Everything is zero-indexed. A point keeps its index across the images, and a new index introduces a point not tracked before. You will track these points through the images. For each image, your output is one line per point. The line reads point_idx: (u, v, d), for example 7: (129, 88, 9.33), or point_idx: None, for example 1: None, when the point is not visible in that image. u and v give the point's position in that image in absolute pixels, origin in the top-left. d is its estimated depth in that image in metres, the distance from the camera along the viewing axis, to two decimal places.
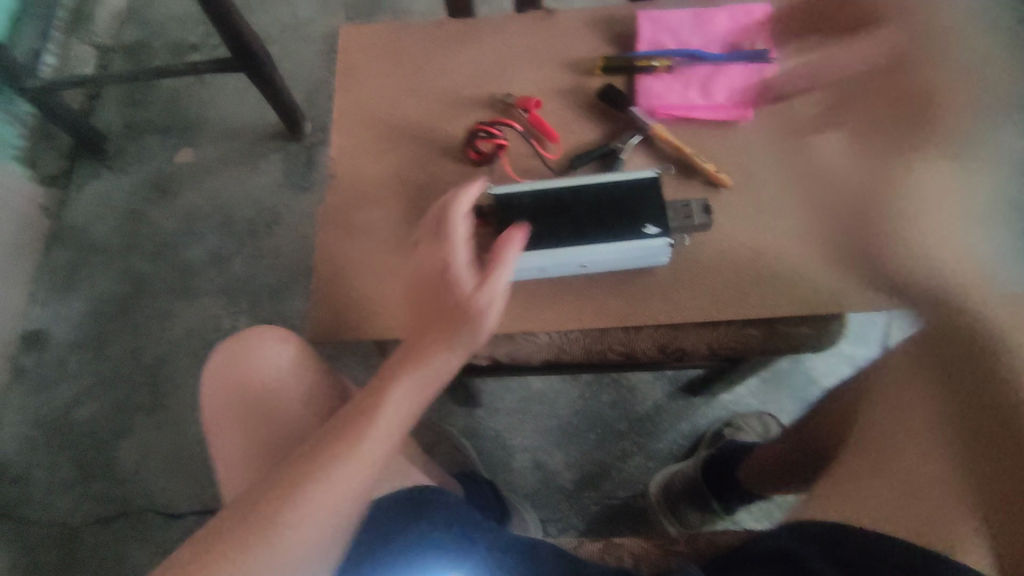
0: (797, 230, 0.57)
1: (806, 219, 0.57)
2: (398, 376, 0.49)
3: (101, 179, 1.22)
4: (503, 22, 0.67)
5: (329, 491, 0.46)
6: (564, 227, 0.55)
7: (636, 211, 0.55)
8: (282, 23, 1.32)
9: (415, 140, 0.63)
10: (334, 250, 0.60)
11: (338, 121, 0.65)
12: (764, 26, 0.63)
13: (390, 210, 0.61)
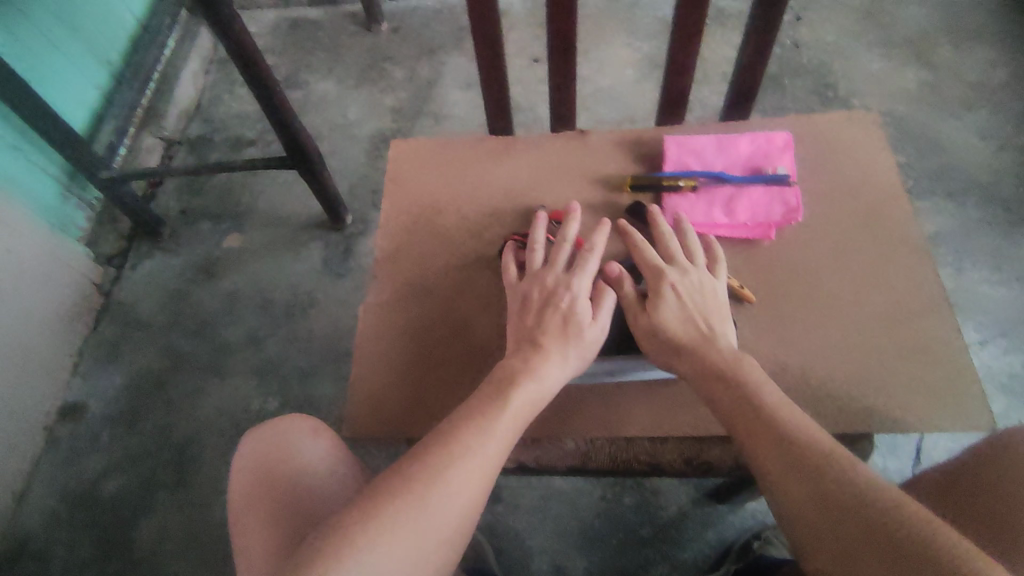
0: (821, 347, 0.58)
1: (829, 337, 0.59)
2: (479, 426, 0.51)
3: (154, 260, 1.30)
4: (540, 140, 0.73)
5: (411, 525, 0.46)
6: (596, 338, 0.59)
7: None
8: (333, 124, 1.44)
9: (454, 244, 0.68)
10: (373, 346, 0.63)
11: (383, 225, 0.70)
12: (783, 152, 0.68)
13: (427, 308, 0.65)
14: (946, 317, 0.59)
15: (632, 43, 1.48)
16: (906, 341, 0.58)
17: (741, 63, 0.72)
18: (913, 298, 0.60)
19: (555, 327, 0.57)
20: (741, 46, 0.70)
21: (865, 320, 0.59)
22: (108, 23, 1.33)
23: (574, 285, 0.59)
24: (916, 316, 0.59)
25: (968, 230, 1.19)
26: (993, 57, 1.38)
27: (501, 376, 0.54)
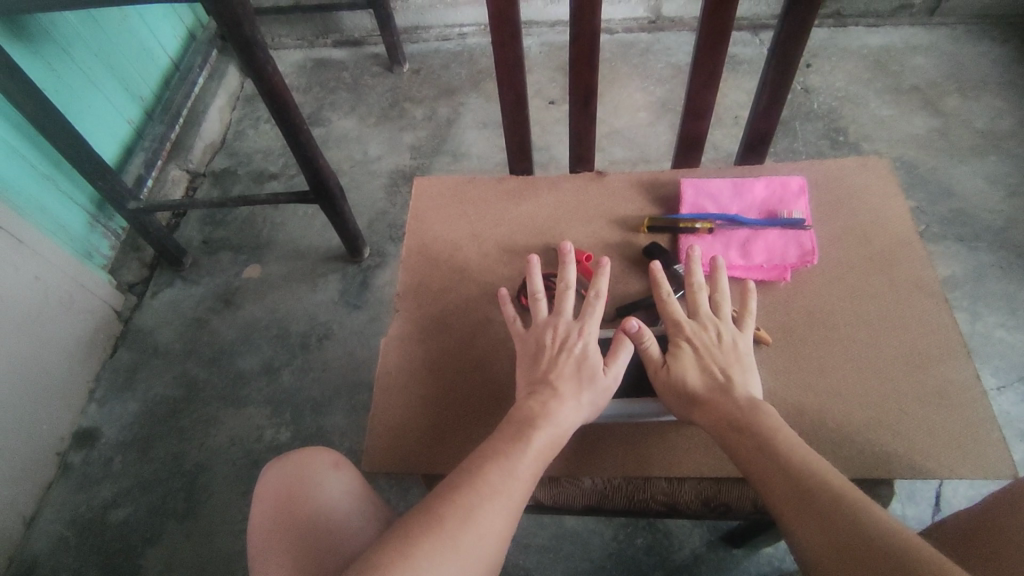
0: (838, 390, 0.59)
1: (847, 380, 0.59)
2: (501, 462, 0.52)
3: (174, 288, 1.32)
4: (559, 182, 0.75)
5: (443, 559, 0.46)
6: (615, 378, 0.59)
7: None
8: (353, 160, 1.48)
9: (475, 281, 0.69)
10: (393, 380, 0.64)
11: (405, 260, 0.72)
12: (798, 197, 0.69)
13: (446, 343, 0.66)
14: (965, 362, 0.59)
15: (646, 87, 1.52)
16: (924, 386, 0.58)
17: (756, 111, 0.75)
18: (930, 344, 0.60)
19: (569, 371, 0.57)
20: (756, 95, 0.73)
21: (883, 364, 0.60)
22: (143, 62, 1.39)
23: (585, 331, 0.60)
24: (933, 362, 0.59)
25: (982, 275, 1.19)
26: (1002, 106, 1.40)
27: (520, 417, 0.55)
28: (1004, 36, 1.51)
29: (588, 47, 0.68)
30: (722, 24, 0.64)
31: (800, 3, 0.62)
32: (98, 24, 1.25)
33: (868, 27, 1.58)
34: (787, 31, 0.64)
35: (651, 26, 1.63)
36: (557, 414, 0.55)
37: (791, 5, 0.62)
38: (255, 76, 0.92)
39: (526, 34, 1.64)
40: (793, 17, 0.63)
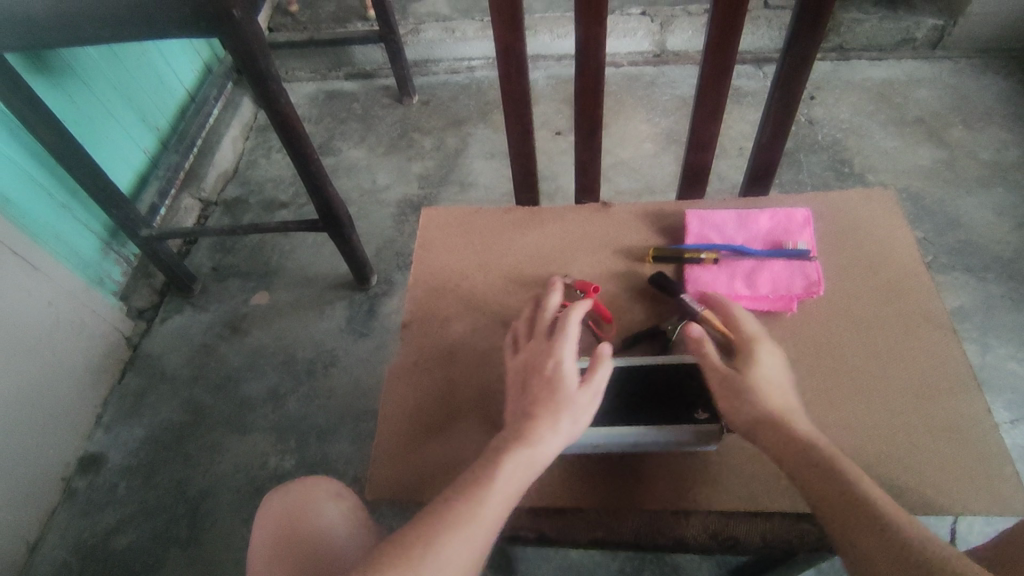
0: (846, 422, 0.58)
1: (855, 411, 0.58)
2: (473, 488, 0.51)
3: (184, 314, 1.33)
4: (564, 213, 0.76)
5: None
6: (618, 408, 0.60)
7: (688, 396, 0.60)
8: (362, 189, 1.50)
9: (480, 309, 0.70)
10: (397, 408, 0.64)
11: (412, 289, 0.72)
12: (803, 227, 0.69)
13: (447, 370, 0.66)
14: (975, 395, 0.58)
15: (652, 118, 1.54)
16: (934, 419, 0.57)
17: (759, 143, 0.76)
18: (939, 375, 0.60)
19: (543, 393, 0.56)
20: (759, 128, 0.74)
21: (891, 395, 0.59)
22: (159, 94, 1.42)
23: (560, 354, 0.57)
24: (942, 394, 0.59)
25: (991, 306, 1.18)
26: (1006, 138, 1.41)
27: (496, 447, 0.54)
28: (1007, 70, 1.53)
29: (593, 82, 0.69)
30: (724, 59, 0.65)
31: (801, 39, 0.63)
32: (118, 58, 1.29)
33: (871, 61, 1.61)
34: (789, 66, 0.66)
35: (656, 60, 1.66)
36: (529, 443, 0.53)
37: (792, 41, 0.63)
38: (268, 108, 0.94)
39: (534, 68, 1.68)
40: (794, 53, 0.64)
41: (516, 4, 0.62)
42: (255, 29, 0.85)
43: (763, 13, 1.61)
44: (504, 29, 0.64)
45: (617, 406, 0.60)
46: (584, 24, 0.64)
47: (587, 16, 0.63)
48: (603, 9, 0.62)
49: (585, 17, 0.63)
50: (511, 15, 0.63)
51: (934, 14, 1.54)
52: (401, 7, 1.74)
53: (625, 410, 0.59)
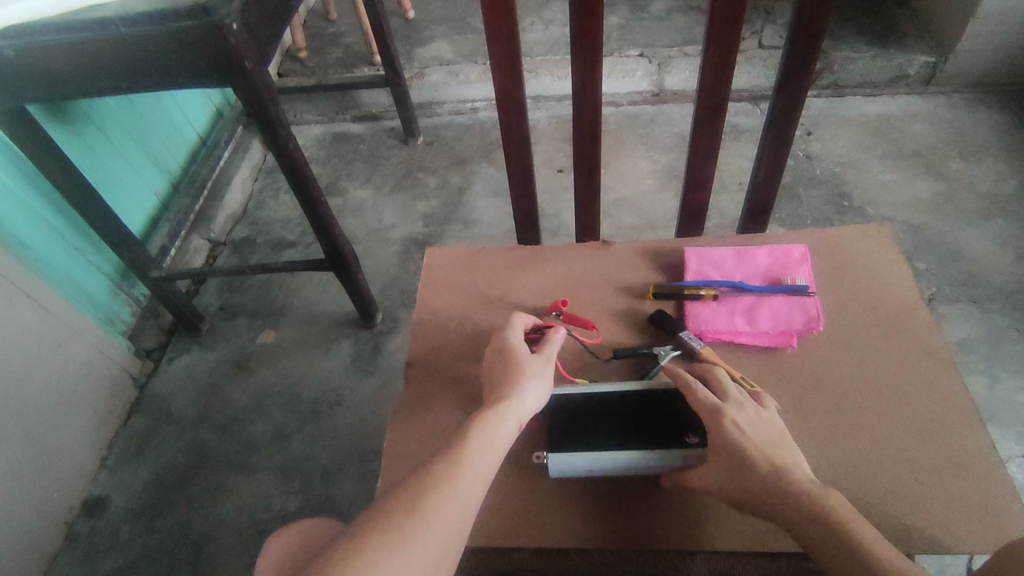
0: (853, 459, 0.58)
1: (859, 448, 0.58)
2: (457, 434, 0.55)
3: (191, 354, 1.35)
4: (565, 250, 0.78)
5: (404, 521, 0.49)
6: (610, 431, 0.60)
7: (678, 419, 0.61)
8: (368, 228, 1.52)
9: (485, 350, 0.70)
10: (401, 449, 0.64)
11: (415, 330, 0.73)
12: (800, 263, 0.70)
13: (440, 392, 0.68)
14: (979, 431, 0.58)
15: (652, 155, 1.57)
16: (938, 455, 0.57)
17: (754, 182, 0.77)
18: (943, 411, 0.60)
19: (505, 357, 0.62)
20: (754, 167, 0.76)
21: (895, 432, 0.59)
22: (172, 139, 1.47)
23: (508, 334, 0.65)
24: (948, 429, 0.58)
25: (997, 337, 1.18)
26: (1002, 170, 1.43)
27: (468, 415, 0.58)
28: (1000, 103, 1.56)
29: (590, 125, 0.72)
30: (717, 102, 0.68)
31: (790, 83, 0.65)
32: (133, 106, 1.33)
33: (866, 97, 1.64)
34: (780, 108, 0.68)
35: (654, 99, 1.70)
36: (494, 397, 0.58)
37: (782, 85, 0.66)
38: (277, 153, 0.97)
39: (535, 108, 1.72)
40: (784, 96, 0.66)
41: (515, 55, 0.65)
42: (266, 79, 0.89)
43: (757, 53, 1.65)
44: (504, 78, 0.67)
45: (608, 430, 0.60)
46: (581, 72, 0.66)
47: (583, 64, 0.66)
48: (598, 57, 0.65)
49: (582, 64, 0.65)
50: (510, 65, 0.66)
51: (925, 51, 1.58)
52: (407, 52, 1.79)
53: (615, 434, 0.60)
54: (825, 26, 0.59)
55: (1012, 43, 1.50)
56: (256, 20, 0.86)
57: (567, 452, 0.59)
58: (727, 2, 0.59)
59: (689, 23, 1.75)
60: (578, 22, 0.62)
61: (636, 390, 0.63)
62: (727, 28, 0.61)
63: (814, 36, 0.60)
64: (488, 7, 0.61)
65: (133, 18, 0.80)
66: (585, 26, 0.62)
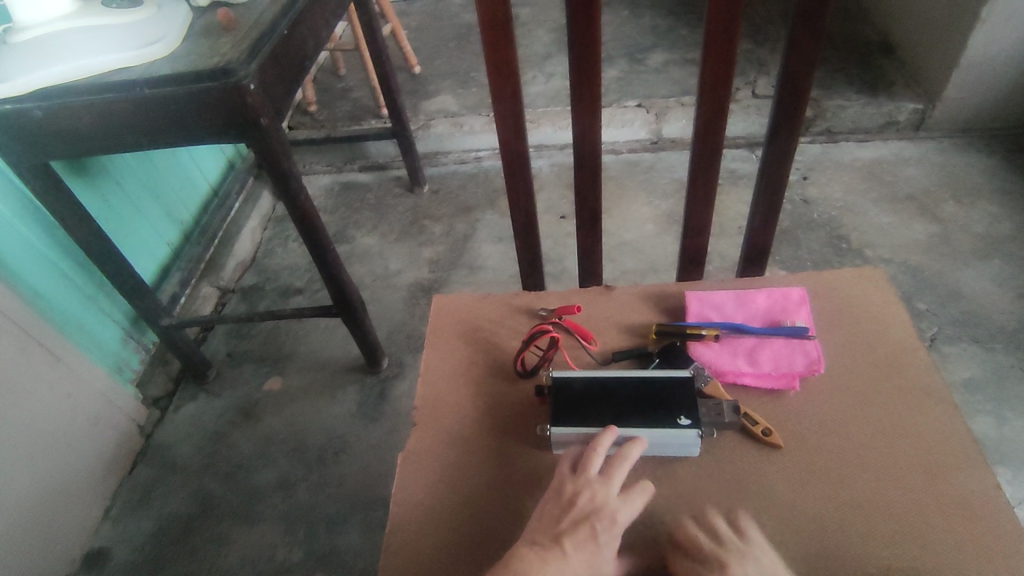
0: (861, 503, 0.58)
1: (865, 490, 0.58)
2: None
3: (197, 401, 1.35)
4: (568, 295, 0.79)
5: None
6: (608, 412, 0.64)
7: (672, 405, 0.63)
8: (374, 274, 1.55)
9: (497, 400, 0.71)
10: (409, 498, 0.64)
11: (424, 374, 0.74)
12: (799, 305, 0.72)
13: (447, 444, 0.68)
14: (983, 471, 0.58)
15: (652, 201, 1.61)
16: (943, 497, 0.57)
17: (751, 230, 0.80)
18: (947, 452, 0.60)
19: (584, 539, 0.53)
20: (750, 215, 0.78)
21: (899, 473, 0.59)
22: (185, 191, 1.51)
23: (618, 514, 0.55)
24: (952, 470, 0.59)
25: (1002, 378, 1.18)
26: (997, 211, 1.45)
27: (507, 564, 0.51)
28: (990, 147, 1.60)
29: (591, 176, 0.75)
30: (712, 153, 0.71)
31: (781, 135, 0.68)
32: (150, 161, 1.38)
33: (859, 143, 1.69)
34: (772, 160, 0.71)
35: (653, 147, 1.75)
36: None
37: (773, 138, 0.69)
38: (289, 204, 1.00)
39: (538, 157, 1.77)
40: (776, 148, 0.69)
41: (518, 111, 0.68)
42: (279, 135, 0.93)
43: (751, 102, 1.71)
44: (508, 133, 0.70)
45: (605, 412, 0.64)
46: (581, 126, 0.69)
47: (582, 121, 0.69)
48: (596, 114, 0.68)
49: (581, 119, 0.69)
50: (513, 120, 0.69)
51: (913, 99, 1.63)
52: (413, 105, 1.86)
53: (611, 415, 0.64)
54: (811, 83, 0.63)
55: (997, 90, 1.55)
56: (272, 80, 0.91)
57: (567, 426, 0.63)
58: (716, 62, 0.62)
59: (684, 75, 1.82)
60: (577, 82, 0.66)
61: (635, 380, 0.66)
62: (718, 85, 0.64)
63: (801, 92, 0.64)
64: (493, 68, 0.64)
65: (157, 80, 0.84)
66: (584, 85, 0.66)
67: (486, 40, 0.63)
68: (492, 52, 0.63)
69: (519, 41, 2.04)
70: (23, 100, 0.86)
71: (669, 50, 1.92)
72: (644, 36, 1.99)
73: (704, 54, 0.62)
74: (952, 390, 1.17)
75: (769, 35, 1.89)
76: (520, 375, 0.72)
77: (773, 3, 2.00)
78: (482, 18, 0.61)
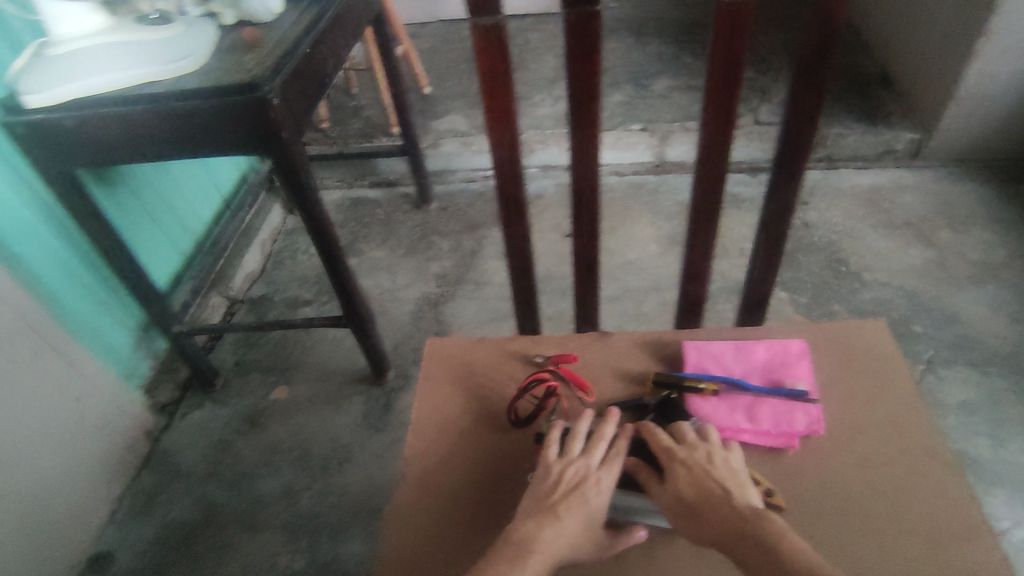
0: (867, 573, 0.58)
1: (869, 559, 0.59)
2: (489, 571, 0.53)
3: (204, 409, 1.37)
4: (564, 341, 0.81)
5: None
6: None
7: None
8: (382, 288, 1.58)
9: (487, 453, 0.71)
10: (408, 515, 0.67)
11: (423, 397, 0.77)
12: (799, 359, 0.74)
13: (446, 465, 0.71)
14: (990, 539, 0.58)
15: (656, 222, 1.64)
16: (949, 564, 0.57)
17: (750, 277, 0.82)
18: (952, 520, 0.60)
19: (575, 507, 0.59)
20: (749, 263, 0.81)
21: (905, 540, 0.59)
22: (199, 202, 1.55)
23: (602, 482, 0.60)
24: (958, 539, 0.59)
25: (996, 401, 1.20)
26: (993, 238, 1.49)
27: (514, 543, 0.57)
28: (987, 176, 1.64)
29: (590, 221, 0.75)
30: (713, 190, 0.72)
31: (783, 173, 0.70)
32: (165, 170, 1.42)
33: (858, 169, 1.73)
34: (772, 210, 0.74)
35: (658, 169, 1.80)
36: (549, 545, 0.57)
37: (772, 188, 0.71)
38: (304, 215, 1.03)
39: (544, 177, 1.81)
40: (775, 198, 0.72)
41: (516, 160, 0.68)
42: (300, 149, 0.96)
43: (754, 128, 1.76)
44: (506, 182, 0.70)
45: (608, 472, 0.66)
46: (578, 151, 0.68)
47: (581, 168, 0.70)
48: (595, 165, 0.69)
49: (580, 146, 0.68)
50: (511, 170, 0.69)
51: (912, 128, 1.68)
52: (423, 124, 1.91)
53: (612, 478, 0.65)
54: (811, 135, 0.66)
55: (993, 120, 1.60)
56: (295, 97, 0.95)
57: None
58: (716, 112, 0.65)
59: (688, 101, 1.87)
60: (576, 132, 0.66)
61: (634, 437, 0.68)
62: (717, 136, 0.67)
63: (801, 145, 0.67)
64: (491, 117, 0.64)
65: (184, 93, 0.88)
66: (585, 129, 0.66)
67: (484, 93, 0.63)
68: (489, 104, 0.63)
69: (527, 65, 2.09)
70: (56, 109, 0.90)
71: (673, 76, 1.98)
72: (650, 62, 2.04)
73: (704, 107, 0.65)
74: (948, 414, 1.18)
75: (772, 63, 1.94)
76: (512, 423, 0.73)
77: (775, 33, 2.06)
78: (482, 69, 0.61)
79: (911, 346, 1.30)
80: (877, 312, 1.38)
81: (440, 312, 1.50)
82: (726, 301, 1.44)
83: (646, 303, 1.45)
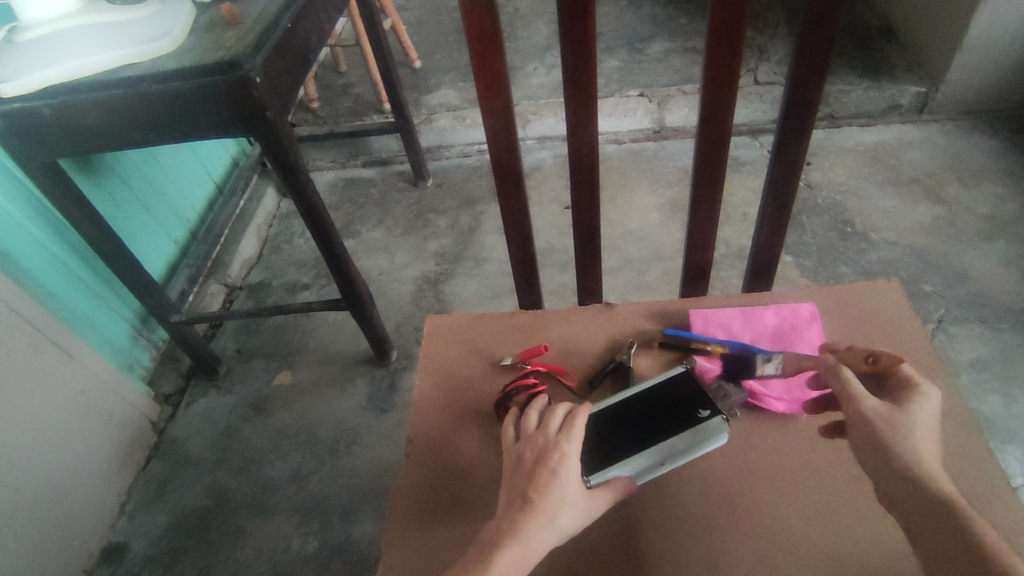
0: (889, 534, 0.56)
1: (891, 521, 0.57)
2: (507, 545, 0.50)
3: (208, 397, 1.36)
4: (566, 314, 0.79)
5: None
6: (631, 435, 0.62)
7: (684, 408, 0.63)
8: (381, 268, 1.56)
9: (488, 432, 0.70)
10: (410, 499, 0.65)
11: (421, 377, 0.75)
12: (810, 322, 0.72)
13: (444, 446, 0.69)
14: (1013, 503, 0.57)
15: (656, 190, 1.61)
16: None
17: (757, 242, 0.80)
18: (971, 485, 0.59)
19: (545, 482, 0.54)
20: (756, 228, 0.79)
21: None
22: (189, 189, 1.52)
23: (562, 447, 0.57)
24: (979, 502, 0.57)
25: (1008, 357, 1.18)
26: (1002, 192, 1.46)
27: (488, 535, 0.52)
28: (993, 128, 1.60)
29: (589, 191, 0.72)
30: (716, 152, 0.69)
31: (790, 130, 0.67)
32: (153, 156, 1.39)
33: (862, 127, 1.69)
34: (781, 170, 0.71)
35: (656, 136, 1.76)
36: (528, 532, 0.51)
37: (779, 146, 0.68)
38: (296, 197, 1.00)
39: (541, 148, 1.78)
40: (783, 158, 0.70)
41: (510, 128, 0.65)
42: (285, 128, 0.93)
43: (753, 89, 1.71)
44: (501, 151, 0.67)
45: (601, 446, 0.62)
46: (574, 116, 0.65)
47: (577, 135, 0.67)
48: (593, 131, 0.66)
49: (576, 113, 0.65)
50: (506, 139, 0.66)
51: (915, 82, 1.64)
52: (414, 99, 1.87)
53: (611, 455, 0.61)
54: (820, 91, 0.63)
55: (1000, 69, 1.55)
56: (277, 73, 0.91)
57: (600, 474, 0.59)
58: (718, 68, 0.61)
59: (685, 63, 1.82)
60: (572, 96, 0.63)
61: (641, 394, 0.66)
62: (721, 96, 0.63)
63: (809, 101, 0.64)
64: (482, 83, 0.61)
65: (161, 75, 0.85)
66: (580, 94, 0.63)
67: (474, 56, 0.59)
68: (480, 69, 0.60)
69: (518, 33, 2.03)
70: (31, 97, 0.87)
71: (669, 38, 1.92)
72: (644, 26, 1.99)
73: (707, 64, 0.61)
74: (959, 373, 1.17)
75: (769, 21, 1.88)
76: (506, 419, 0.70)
77: None
78: (470, 32, 0.58)
79: (920, 305, 1.28)
80: (884, 272, 1.36)
81: (441, 290, 1.48)
82: (730, 268, 1.42)
83: (649, 273, 1.43)
